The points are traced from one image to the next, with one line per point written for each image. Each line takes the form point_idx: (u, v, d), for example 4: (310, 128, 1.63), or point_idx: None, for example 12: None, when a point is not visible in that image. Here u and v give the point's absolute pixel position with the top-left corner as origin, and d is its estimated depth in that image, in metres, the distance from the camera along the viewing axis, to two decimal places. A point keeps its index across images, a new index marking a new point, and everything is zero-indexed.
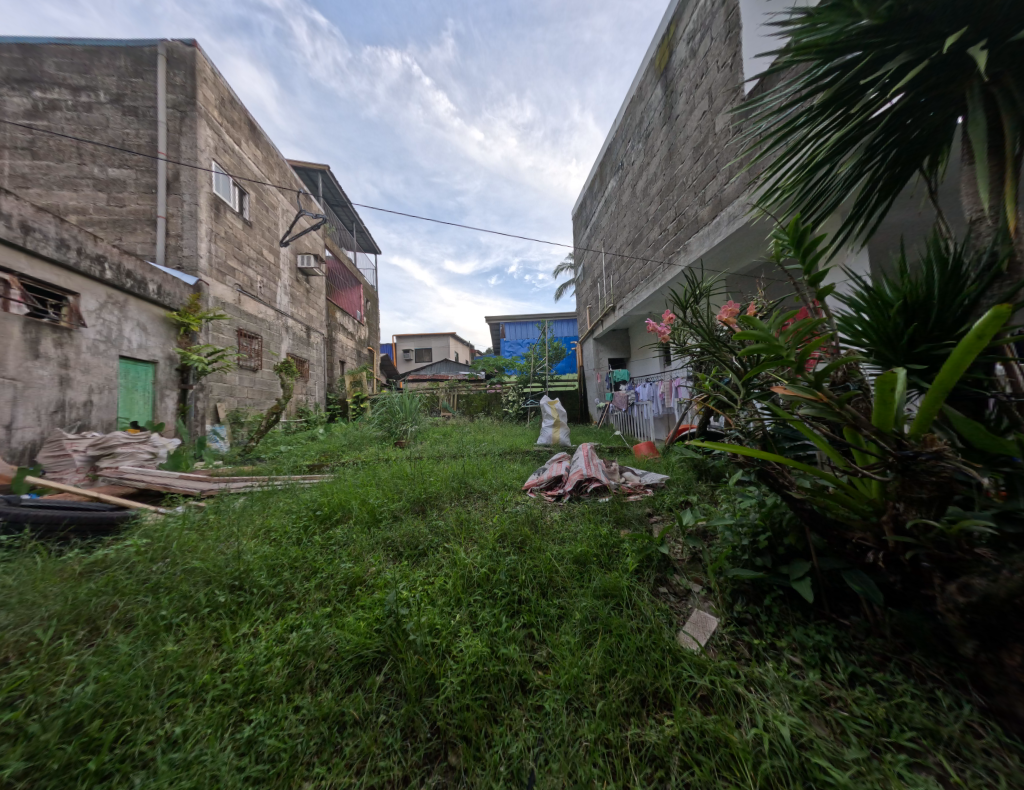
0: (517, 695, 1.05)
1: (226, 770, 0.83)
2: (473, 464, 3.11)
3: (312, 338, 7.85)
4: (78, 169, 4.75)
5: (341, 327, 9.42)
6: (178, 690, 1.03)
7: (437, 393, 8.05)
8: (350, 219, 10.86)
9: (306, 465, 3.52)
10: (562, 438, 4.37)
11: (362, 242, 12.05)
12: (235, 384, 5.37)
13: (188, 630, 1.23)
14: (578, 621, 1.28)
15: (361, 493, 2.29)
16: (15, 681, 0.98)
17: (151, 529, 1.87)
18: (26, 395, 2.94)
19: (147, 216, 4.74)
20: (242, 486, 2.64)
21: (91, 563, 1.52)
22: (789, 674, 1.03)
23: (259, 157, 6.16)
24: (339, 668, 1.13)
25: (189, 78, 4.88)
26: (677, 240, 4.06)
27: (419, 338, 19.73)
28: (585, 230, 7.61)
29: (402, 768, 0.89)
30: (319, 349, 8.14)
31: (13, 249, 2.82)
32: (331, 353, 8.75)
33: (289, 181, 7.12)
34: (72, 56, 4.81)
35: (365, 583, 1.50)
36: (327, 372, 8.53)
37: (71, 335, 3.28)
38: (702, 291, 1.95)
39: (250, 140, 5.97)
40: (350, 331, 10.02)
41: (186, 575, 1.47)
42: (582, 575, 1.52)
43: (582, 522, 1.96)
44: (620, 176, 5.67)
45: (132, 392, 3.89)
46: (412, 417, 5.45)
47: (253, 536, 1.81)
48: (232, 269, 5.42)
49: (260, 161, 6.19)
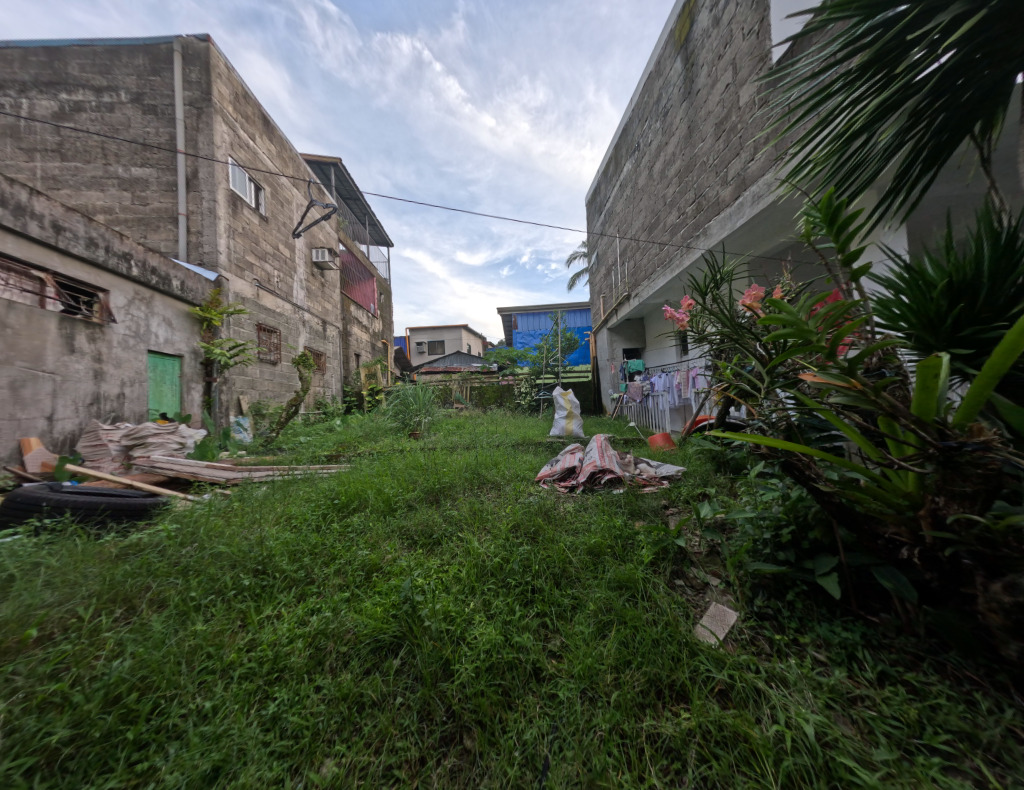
0: (531, 683, 1.07)
1: (253, 745, 0.89)
2: (486, 455, 3.13)
3: (328, 332, 8.01)
4: (104, 169, 4.92)
5: (356, 321, 9.59)
6: (208, 668, 1.09)
7: (449, 384, 8.12)
8: (363, 212, 10.97)
9: (324, 456, 3.62)
10: (575, 429, 4.36)
11: (375, 235, 12.16)
12: (256, 377, 5.57)
13: (216, 611, 1.29)
14: (592, 612, 1.28)
15: (377, 483, 2.34)
16: (61, 654, 1.07)
17: (181, 514, 1.97)
18: (65, 388, 3.11)
19: (170, 214, 4.90)
20: (265, 475, 2.75)
21: (126, 546, 1.62)
22: (813, 670, 1.00)
23: (273, 152, 6.26)
24: (358, 651, 1.17)
25: (204, 74, 4.97)
26: (696, 223, 3.92)
27: (432, 331, 19.83)
28: (599, 216, 7.44)
29: (419, 749, 0.93)
30: (335, 343, 8.31)
31: (47, 249, 2.98)
32: (346, 346, 8.95)
33: (302, 173, 7.22)
34: (94, 57, 4.95)
35: (381, 569, 1.54)
36: (342, 364, 8.73)
37: (103, 330, 3.44)
38: (724, 275, 1.88)
39: (265, 135, 6.06)
40: (364, 324, 10.18)
41: (214, 558, 1.55)
42: (596, 567, 1.52)
43: (597, 514, 1.94)
44: (636, 157, 5.48)
45: (161, 385, 4.08)
46: (426, 409, 5.52)
47: (275, 522, 1.89)
48: (250, 265, 5.58)
49: (275, 155, 6.30)
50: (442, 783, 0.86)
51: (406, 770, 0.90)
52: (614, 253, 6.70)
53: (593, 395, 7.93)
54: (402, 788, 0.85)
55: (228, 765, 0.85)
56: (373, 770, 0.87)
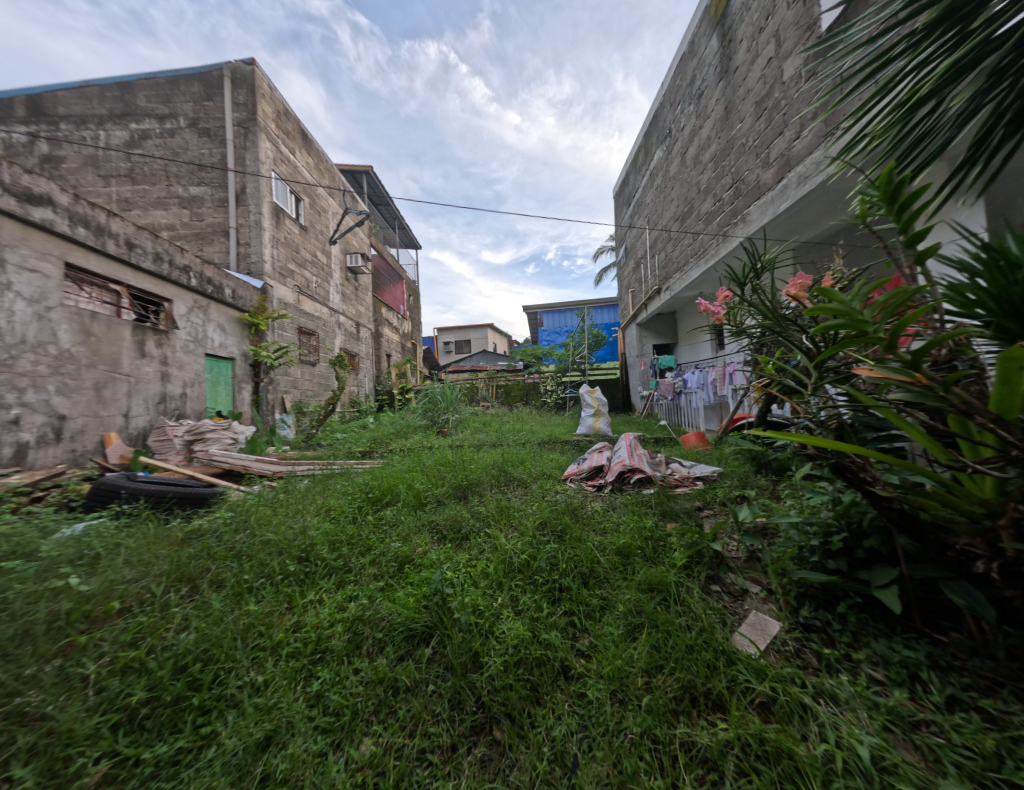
0: (559, 681, 1.07)
1: (299, 718, 0.96)
2: (513, 453, 3.14)
3: (361, 333, 8.36)
4: (167, 190, 5.41)
5: (387, 322, 9.94)
6: (260, 645, 1.19)
7: (476, 382, 8.19)
8: (393, 217, 11.30)
9: (359, 451, 3.80)
10: (602, 428, 4.28)
11: (405, 238, 12.50)
12: (297, 377, 5.93)
13: (266, 593, 1.40)
14: (621, 614, 1.26)
15: (408, 478, 2.43)
16: (138, 625, 1.21)
17: (234, 503, 2.16)
18: (139, 388, 3.47)
19: (222, 228, 5.32)
20: (306, 469, 2.93)
21: (190, 530, 1.80)
22: (868, 690, 0.93)
23: (311, 164, 6.60)
24: (392, 638, 1.22)
25: (250, 95, 5.33)
26: (734, 210, 3.69)
27: (460, 330, 20.11)
28: (627, 208, 7.20)
29: (450, 736, 0.96)
30: (368, 344, 8.66)
31: (122, 265, 3.34)
32: (378, 346, 9.30)
33: (337, 183, 7.57)
34: (157, 88, 5.44)
35: (413, 561, 1.60)
36: (375, 364, 9.08)
37: (168, 336, 3.81)
38: (765, 263, 1.78)
39: (304, 149, 6.41)
40: (395, 325, 10.53)
41: (263, 544, 1.68)
42: (625, 568, 1.49)
43: (626, 514, 1.89)
44: (668, 144, 5.24)
45: (216, 385, 4.45)
46: (454, 407, 5.62)
47: (316, 513, 2.01)
48: (291, 272, 5.94)
49: (313, 167, 6.65)
50: (472, 771, 0.89)
51: (438, 754, 0.94)
52: (644, 246, 6.45)
53: (621, 394, 7.77)
54: (435, 771, 0.89)
55: (277, 736, 0.92)
56: (407, 752, 0.91)
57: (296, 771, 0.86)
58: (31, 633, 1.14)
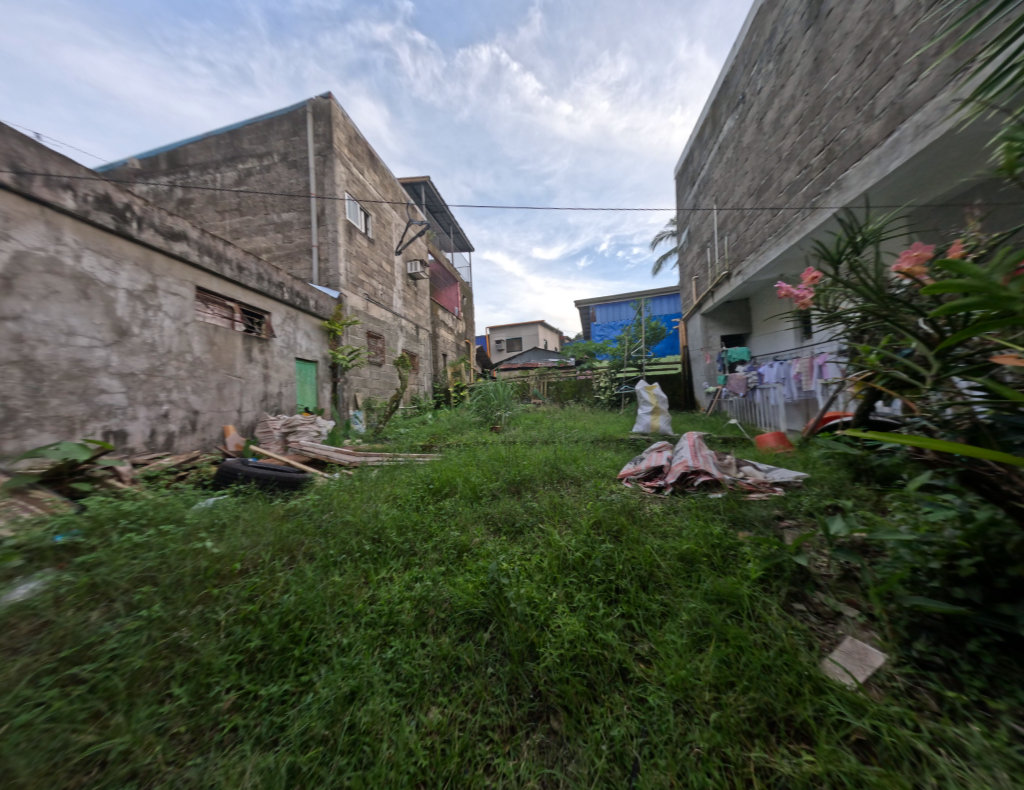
0: (617, 682, 1.06)
1: (377, 680, 1.08)
2: (565, 450, 3.10)
3: (420, 336, 8.85)
4: (265, 218, 6.25)
5: (443, 324, 10.39)
6: (344, 612, 1.35)
7: (527, 380, 8.18)
8: (449, 224, 11.67)
9: (420, 445, 4.07)
10: (661, 426, 3.98)
11: (460, 242, 12.85)
12: (367, 377, 6.51)
13: (347, 567, 1.58)
14: (685, 623, 1.19)
15: (464, 471, 2.55)
16: (253, 585, 1.45)
17: (321, 487, 2.47)
18: (248, 388, 4.10)
19: (306, 247, 6.01)
20: (376, 460, 3.23)
21: (288, 508, 2.11)
22: (1010, 747, 0.76)
23: (377, 181, 7.14)
24: (453, 619, 1.31)
25: (327, 125, 5.91)
26: (824, 177, 3.18)
27: (510, 329, 20.13)
28: (690, 188, 6.61)
29: (509, 718, 1.01)
30: (426, 346, 9.16)
31: (234, 285, 3.95)
32: (434, 347, 9.77)
33: (400, 196, 8.08)
34: (257, 130, 6.29)
35: (470, 550, 1.68)
36: (432, 364, 9.58)
37: (268, 343, 4.43)
38: (872, 233, 1.52)
39: (371, 168, 6.95)
40: (450, 326, 10.99)
41: (343, 524, 1.90)
42: (689, 575, 1.40)
43: (689, 519, 1.76)
44: (740, 111, 4.68)
45: (303, 384, 5.08)
46: (506, 404, 5.68)
47: (386, 499, 2.22)
48: (361, 282, 6.50)
49: (379, 184, 7.19)
50: (531, 754, 0.93)
51: (499, 733, 0.99)
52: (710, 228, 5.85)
53: (684, 391, 7.14)
54: (497, 748, 0.94)
55: (360, 692, 1.06)
56: (470, 726, 0.98)
57: (375, 726, 0.97)
58: (179, 585, 1.45)
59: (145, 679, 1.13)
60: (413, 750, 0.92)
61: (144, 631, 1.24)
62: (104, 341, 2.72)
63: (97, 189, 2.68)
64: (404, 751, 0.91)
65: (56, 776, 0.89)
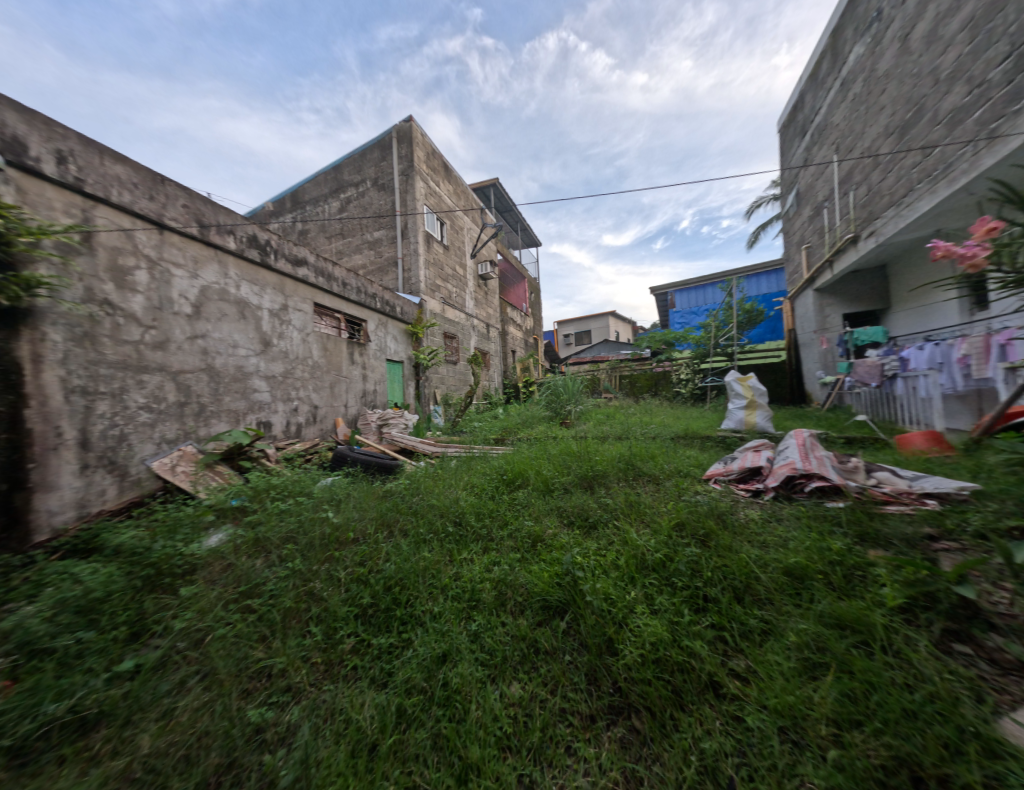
0: (708, 694, 1.00)
1: (463, 648, 1.18)
2: (641, 447, 2.94)
3: (491, 334, 9.12)
4: (359, 238, 7.01)
5: (512, 321, 10.55)
6: (433, 584, 1.49)
7: (597, 374, 7.89)
8: (517, 223, 11.67)
9: (493, 438, 4.24)
10: (759, 422, 3.52)
11: (528, 239, 12.83)
12: (444, 375, 6.95)
13: (434, 546, 1.74)
14: (792, 645, 1.06)
15: (536, 465, 2.58)
16: (363, 552, 1.70)
17: (410, 474, 2.74)
18: (352, 386, 4.68)
19: (392, 259, 6.61)
20: (454, 451, 3.45)
21: (386, 490, 2.39)
22: None
23: (451, 190, 7.52)
24: (530, 604, 1.35)
25: (408, 146, 6.39)
26: (1013, 94, 2.41)
27: (580, 323, 19.57)
28: (801, 140, 5.61)
29: (588, 706, 1.02)
30: (496, 343, 9.42)
31: (338, 299, 4.52)
32: (505, 344, 9.99)
33: (472, 202, 8.38)
34: (352, 160, 7.07)
35: (544, 541, 1.71)
36: (502, 360, 9.82)
37: (365, 347, 4.99)
38: None
39: (446, 179, 7.34)
40: (519, 323, 11.09)
41: (428, 506, 2.09)
42: (798, 593, 1.24)
43: (797, 530, 1.55)
44: (874, 33, 3.79)
45: (393, 382, 5.62)
46: (575, 398, 5.52)
47: (465, 486, 2.38)
48: (438, 287, 6.93)
49: (453, 192, 7.57)
50: (613, 746, 0.93)
51: (578, 717, 1.01)
52: (830, 183, 4.89)
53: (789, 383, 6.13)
54: (576, 732, 0.97)
55: (448, 655, 1.17)
56: (549, 706, 1.02)
57: (465, 687, 1.06)
58: (311, 546, 1.76)
59: (293, 615, 1.42)
60: (497, 717, 0.99)
61: (291, 578, 1.56)
62: (256, 350, 3.36)
63: (247, 230, 3.32)
64: (490, 715, 0.99)
65: (243, 675, 1.21)
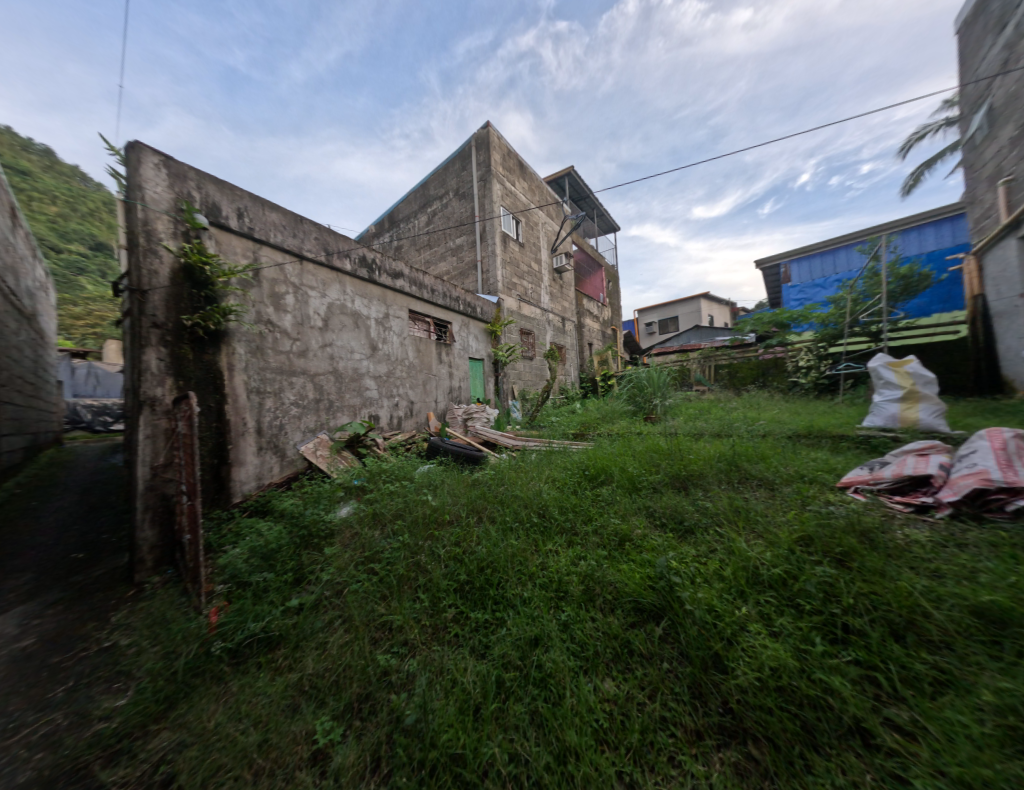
0: (851, 740, 0.89)
1: (553, 635, 1.23)
2: (743, 445, 2.64)
3: (567, 327, 8.99)
4: (443, 246, 7.50)
5: (589, 312, 10.26)
6: (521, 570, 1.55)
7: (686, 365, 7.27)
8: (596, 208, 11.26)
9: (572, 433, 4.20)
10: (915, 418, 2.86)
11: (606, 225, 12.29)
12: (521, 370, 7.09)
13: (521, 535, 1.79)
14: (983, 706, 0.87)
15: (620, 461, 2.48)
16: (459, 533, 1.84)
17: (493, 466, 2.86)
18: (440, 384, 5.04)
19: (472, 263, 6.93)
20: (535, 445, 3.49)
21: (474, 479, 2.53)
22: None
23: (527, 188, 7.56)
24: (620, 603, 1.33)
25: (486, 151, 6.60)
26: None
27: (665, 307, 18.13)
28: None
29: (695, 723, 1.00)
30: (572, 336, 9.27)
31: (427, 303, 4.87)
32: (581, 337, 9.78)
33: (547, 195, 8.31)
34: (436, 173, 7.56)
35: (633, 540, 1.65)
36: (579, 353, 9.64)
37: (450, 347, 5.33)
38: None
39: (521, 177, 7.41)
40: (596, 314, 10.71)
41: (512, 496, 2.16)
42: (996, 647, 0.99)
43: (992, 560, 1.22)
44: None
45: (475, 379, 5.91)
46: (661, 391, 5.14)
47: (547, 480, 2.40)
48: (515, 285, 7.07)
49: (528, 189, 7.61)
50: (726, 770, 0.90)
51: (682, 729, 1.00)
52: None
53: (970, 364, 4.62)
54: (682, 744, 0.96)
55: (540, 639, 1.23)
56: (650, 711, 1.02)
57: (558, 674, 1.12)
58: (415, 523, 2.00)
59: (407, 579, 1.65)
60: (592, 709, 1.03)
61: (402, 548, 1.80)
62: (366, 354, 3.83)
63: (360, 252, 3.79)
64: (586, 706, 1.03)
65: (371, 625, 1.45)
